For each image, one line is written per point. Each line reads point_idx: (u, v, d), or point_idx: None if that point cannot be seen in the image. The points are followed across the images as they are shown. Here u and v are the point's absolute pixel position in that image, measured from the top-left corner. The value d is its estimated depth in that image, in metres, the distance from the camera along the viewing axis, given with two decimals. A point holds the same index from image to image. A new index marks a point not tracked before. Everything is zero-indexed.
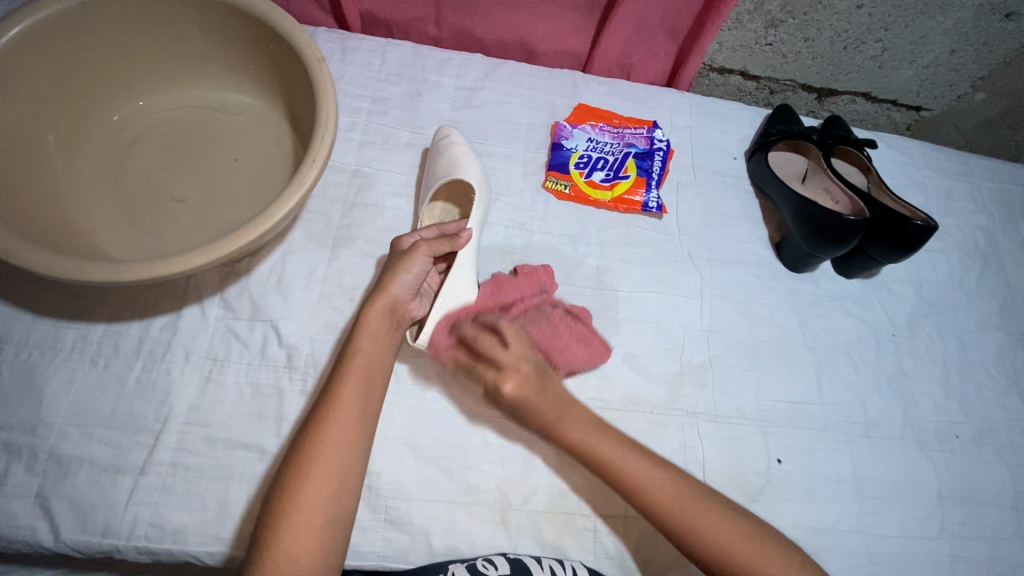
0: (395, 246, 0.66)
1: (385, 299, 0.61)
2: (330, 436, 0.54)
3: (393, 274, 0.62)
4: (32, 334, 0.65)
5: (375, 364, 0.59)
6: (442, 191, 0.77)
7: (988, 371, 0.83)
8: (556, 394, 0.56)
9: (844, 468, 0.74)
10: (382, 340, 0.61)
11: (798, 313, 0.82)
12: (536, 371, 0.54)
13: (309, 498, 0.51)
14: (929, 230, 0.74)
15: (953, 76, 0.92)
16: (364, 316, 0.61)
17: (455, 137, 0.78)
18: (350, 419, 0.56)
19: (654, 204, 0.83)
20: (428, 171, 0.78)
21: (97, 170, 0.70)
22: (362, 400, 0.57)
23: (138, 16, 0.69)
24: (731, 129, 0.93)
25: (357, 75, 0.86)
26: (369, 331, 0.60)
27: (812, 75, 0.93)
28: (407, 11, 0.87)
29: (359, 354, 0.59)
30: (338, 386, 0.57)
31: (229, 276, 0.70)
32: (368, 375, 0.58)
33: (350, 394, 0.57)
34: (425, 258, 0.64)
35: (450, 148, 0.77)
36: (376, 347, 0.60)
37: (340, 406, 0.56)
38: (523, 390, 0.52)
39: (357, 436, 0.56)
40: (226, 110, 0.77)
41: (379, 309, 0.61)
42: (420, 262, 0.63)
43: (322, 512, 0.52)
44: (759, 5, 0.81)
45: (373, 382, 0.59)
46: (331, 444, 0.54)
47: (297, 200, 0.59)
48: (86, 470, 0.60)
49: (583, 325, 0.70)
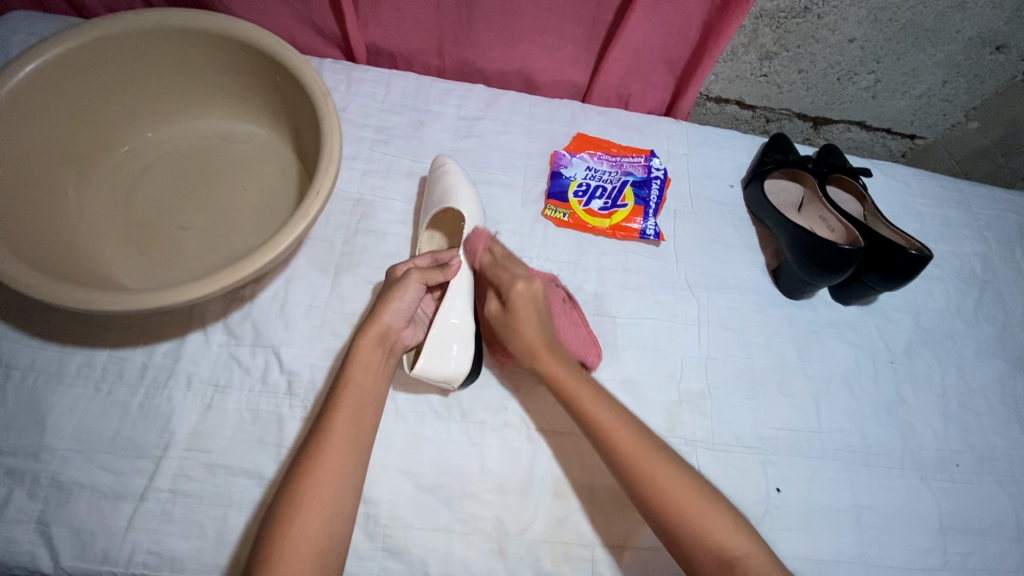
0: (389, 274, 0.67)
1: (377, 327, 0.62)
2: (321, 465, 0.55)
3: (385, 303, 0.63)
4: (38, 359, 0.66)
5: (367, 393, 0.60)
6: (439, 220, 0.78)
7: (988, 400, 0.83)
8: (546, 326, 0.66)
9: (843, 497, 0.73)
10: (374, 369, 0.61)
11: (796, 340, 0.82)
12: (541, 289, 0.66)
13: (301, 525, 0.52)
14: (923, 259, 0.75)
15: (946, 105, 0.94)
16: (356, 345, 0.61)
17: (451, 166, 0.80)
18: (343, 448, 0.56)
19: (651, 232, 0.84)
20: (425, 199, 0.79)
21: (107, 200, 0.72)
22: (354, 427, 0.58)
23: (149, 49, 0.72)
24: (727, 157, 0.95)
25: (362, 106, 0.88)
26: (361, 359, 0.61)
27: (807, 104, 0.95)
28: (411, 43, 0.90)
29: (351, 382, 0.60)
30: (330, 416, 0.58)
31: (233, 303, 0.72)
32: (361, 403, 0.59)
33: (343, 422, 0.57)
34: (418, 285, 0.65)
35: (445, 176, 0.78)
36: (368, 375, 0.61)
37: (332, 435, 0.56)
38: (526, 297, 0.65)
39: (349, 465, 0.56)
40: (234, 140, 0.79)
41: (370, 338, 0.62)
42: (412, 290, 0.64)
43: (313, 542, 0.52)
44: (753, 38, 0.83)
45: (365, 412, 0.59)
46: (323, 474, 0.54)
47: (301, 231, 0.61)
48: (87, 496, 0.61)
49: (578, 311, 0.75)
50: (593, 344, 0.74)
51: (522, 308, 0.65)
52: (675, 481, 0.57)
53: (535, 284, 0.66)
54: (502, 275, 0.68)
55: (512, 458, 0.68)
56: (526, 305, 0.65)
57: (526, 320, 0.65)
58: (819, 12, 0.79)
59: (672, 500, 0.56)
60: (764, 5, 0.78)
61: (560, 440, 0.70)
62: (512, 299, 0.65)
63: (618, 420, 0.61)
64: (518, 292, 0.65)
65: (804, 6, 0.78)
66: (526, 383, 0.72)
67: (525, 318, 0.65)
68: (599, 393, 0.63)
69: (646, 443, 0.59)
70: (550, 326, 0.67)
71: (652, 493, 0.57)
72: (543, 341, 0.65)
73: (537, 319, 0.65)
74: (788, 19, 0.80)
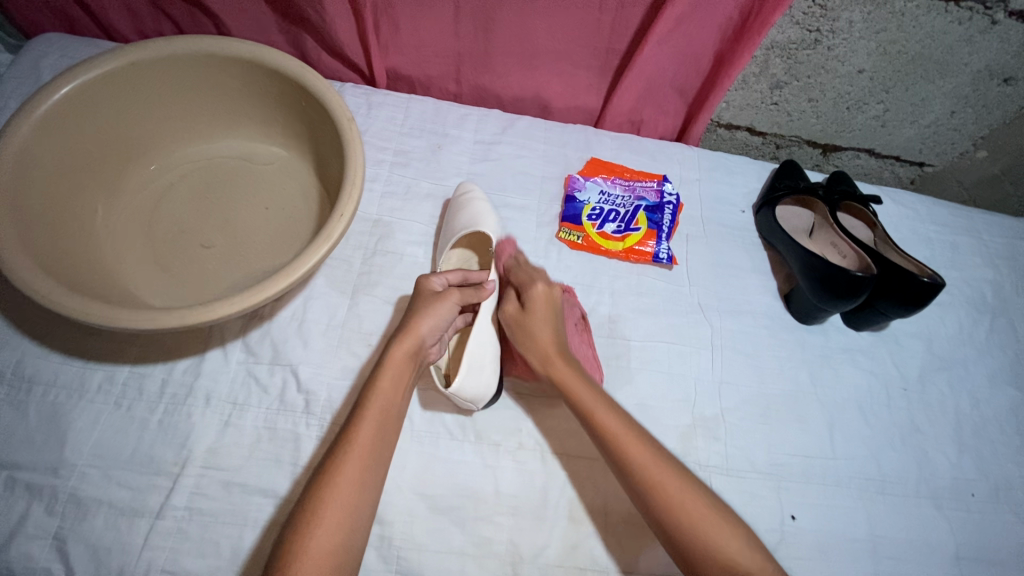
0: (420, 286, 0.68)
1: (411, 341, 0.63)
2: (343, 478, 0.55)
3: (422, 317, 0.64)
4: (60, 375, 0.67)
5: (391, 407, 0.60)
6: (461, 243, 0.80)
7: (1003, 428, 0.82)
8: (558, 330, 0.68)
9: (858, 526, 0.73)
10: (402, 383, 0.62)
11: (808, 366, 0.82)
12: (558, 290, 0.69)
13: (318, 541, 0.52)
14: (936, 287, 0.76)
15: (954, 135, 0.95)
16: (387, 357, 0.62)
17: (476, 192, 0.82)
18: (365, 462, 0.56)
19: (664, 255, 0.85)
20: (448, 221, 0.81)
21: (132, 219, 0.73)
22: (376, 442, 0.58)
23: (176, 72, 0.74)
24: (738, 183, 0.96)
25: (381, 129, 0.90)
26: (392, 371, 0.61)
27: (817, 132, 0.97)
28: (429, 69, 0.92)
29: (379, 395, 0.60)
30: (354, 428, 0.58)
31: (253, 321, 0.73)
32: (385, 419, 0.60)
33: (366, 436, 0.58)
34: (453, 304, 0.66)
35: (473, 201, 0.81)
36: (395, 388, 0.61)
37: (356, 449, 0.57)
38: (543, 298, 0.68)
39: (368, 481, 0.56)
40: (257, 160, 0.81)
41: (404, 349, 0.62)
42: (448, 307, 0.66)
43: (329, 558, 0.51)
44: (764, 69, 0.85)
45: (387, 427, 0.60)
46: (342, 489, 0.54)
47: (325, 251, 0.62)
48: (104, 513, 0.61)
49: (591, 331, 0.76)
50: (597, 361, 0.74)
51: (538, 311, 0.68)
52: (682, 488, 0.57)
53: (554, 288, 0.70)
54: (524, 280, 0.70)
55: (526, 481, 0.68)
56: (544, 306, 0.68)
57: (540, 323, 0.67)
58: (829, 43, 0.80)
59: (675, 502, 0.56)
60: (776, 37, 0.80)
61: (574, 463, 0.70)
62: (530, 298, 0.68)
63: (609, 407, 0.62)
64: (539, 291, 0.68)
65: (814, 38, 0.80)
66: (540, 405, 0.73)
67: (543, 318, 0.68)
68: (615, 410, 0.62)
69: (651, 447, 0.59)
70: (563, 330, 0.68)
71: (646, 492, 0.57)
72: (558, 343, 0.66)
73: (549, 322, 0.67)
74: (798, 50, 0.82)
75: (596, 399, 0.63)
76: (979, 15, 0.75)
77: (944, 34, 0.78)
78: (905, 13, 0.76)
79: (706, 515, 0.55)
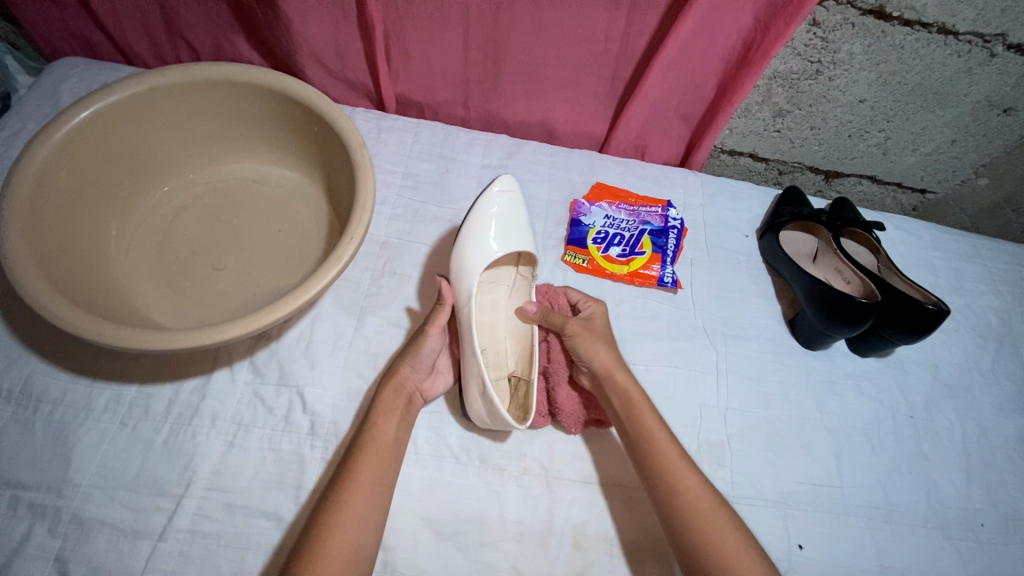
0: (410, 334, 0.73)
1: (395, 381, 0.67)
2: (344, 513, 0.56)
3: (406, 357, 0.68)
4: (67, 394, 0.67)
5: (389, 440, 0.63)
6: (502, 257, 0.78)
7: (1011, 457, 0.82)
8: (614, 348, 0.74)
9: (868, 557, 0.72)
10: (395, 415, 0.65)
11: (814, 393, 0.82)
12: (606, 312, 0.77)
13: None
14: (941, 314, 0.76)
15: (955, 163, 0.96)
16: (379, 397, 0.65)
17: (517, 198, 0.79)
18: (366, 498, 0.58)
19: (669, 279, 0.86)
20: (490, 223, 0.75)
21: (144, 240, 0.75)
22: (377, 478, 0.60)
23: (192, 97, 0.76)
24: (741, 208, 0.97)
25: (390, 153, 0.92)
26: (384, 408, 0.64)
27: (819, 158, 0.98)
28: (438, 95, 0.94)
29: (378, 433, 0.62)
30: (355, 463, 0.60)
31: (260, 341, 0.73)
32: (383, 454, 0.61)
33: (367, 472, 0.59)
34: (436, 336, 0.69)
35: (517, 214, 0.77)
36: (394, 426, 0.64)
37: (356, 484, 0.58)
38: (603, 318, 0.76)
39: (371, 515, 0.58)
40: (269, 183, 0.82)
41: (390, 389, 0.66)
42: (433, 341, 0.69)
43: None
44: (766, 97, 0.87)
45: (386, 459, 0.61)
46: (347, 525, 0.56)
47: (335, 274, 0.63)
48: (107, 534, 0.61)
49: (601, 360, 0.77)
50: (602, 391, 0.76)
51: (599, 327, 0.74)
52: (727, 530, 0.60)
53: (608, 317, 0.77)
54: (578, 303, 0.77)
55: (530, 507, 0.68)
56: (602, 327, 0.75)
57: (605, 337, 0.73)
58: (830, 74, 0.82)
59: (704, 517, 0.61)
60: (778, 67, 0.82)
61: (579, 488, 0.70)
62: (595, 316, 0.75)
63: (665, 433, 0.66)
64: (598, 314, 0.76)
65: (816, 69, 0.82)
66: (544, 429, 0.73)
67: (603, 333, 0.74)
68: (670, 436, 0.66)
69: (709, 492, 0.63)
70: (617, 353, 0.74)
71: (687, 521, 0.61)
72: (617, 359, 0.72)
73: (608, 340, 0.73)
74: (800, 80, 0.84)
75: (654, 425, 0.67)
76: (977, 48, 0.77)
77: (943, 67, 0.80)
78: (905, 46, 0.77)
79: (742, 559, 0.59)
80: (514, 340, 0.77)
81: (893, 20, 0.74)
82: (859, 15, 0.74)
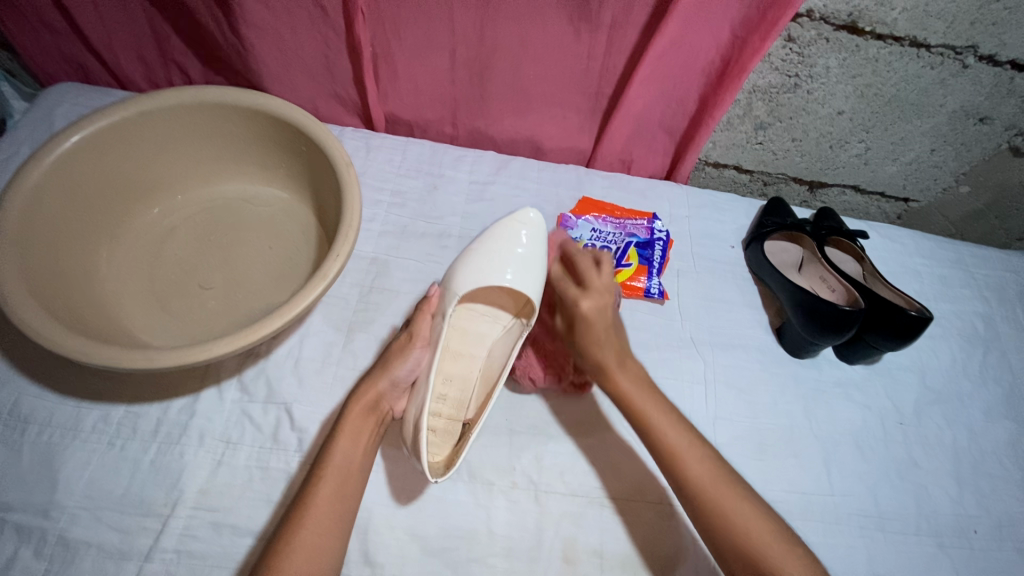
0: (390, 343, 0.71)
1: (369, 395, 0.65)
2: (302, 540, 0.56)
3: (385, 371, 0.67)
4: (55, 415, 0.68)
5: (354, 463, 0.62)
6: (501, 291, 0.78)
7: (1001, 463, 0.82)
8: (614, 339, 0.69)
9: (859, 566, 0.71)
10: (363, 437, 0.64)
11: (803, 401, 0.83)
12: (610, 305, 0.70)
13: None
14: (923, 320, 0.77)
15: (936, 171, 0.98)
16: (347, 413, 0.64)
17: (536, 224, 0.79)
18: (328, 523, 0.57)
19: (655, 290, 0.87)
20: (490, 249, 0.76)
21: (135, 260, 0.76)
22: (339, 502, 0.59)
23: (182, 119, 0.77)
24: (727, 219, 0.98)
25: (379, 170, 0.93)
26: (348, 428, 0.63)
27: (802, 170, 1.00)
28: (427, 113, 0.96)
29: (338, 453, 0.61)
30: (317, 482, 0.59)
31: (249, 358, 0.73)
32: (346, 477, 0.60)
33: (328, 494, 0.59)
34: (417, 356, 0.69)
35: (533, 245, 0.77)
36: (352, 446, 0.62)
37: (318, 508, 0.58)
38: (595, 310, 0.69)
39: (330, 543, 0.57)
40: (259, 203, 0.83)
41: (360, 406, 0.65)
42: (412, 359, 0.68)
43: None
44: (747, 110, 0.89)
45: (351, 484, 0.61)
46: (303, 552, 0.55)
47: (318, 293, 0.64)
48: (93, 556, 0.61)
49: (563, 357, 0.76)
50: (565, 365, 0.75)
51: (588, 323, 0.69)
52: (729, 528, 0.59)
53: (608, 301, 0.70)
54: (571, 288, 0.73)
55: (519, 522, 0.68)
56: (597, 321, 0.69)
57: (596, 336, 0.68)
58: (808, 87, 0.84)
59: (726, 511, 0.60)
60: (756, 81, 0.84)
61: (567, 501, 0.70)
62: (582, 315, 0.69)
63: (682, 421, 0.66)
64: (586, 310, 0.69)
65: (794, 82, 0.84)
66: (532, 442, 0.73)
67: (602, 328, 0.69)
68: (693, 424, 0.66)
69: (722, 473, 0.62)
70: (623, 339, 0.70)
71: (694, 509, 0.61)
72: (615, 356, 0.68)
73: (604, 335, 0.68)
74: (779, 93, 0.86)
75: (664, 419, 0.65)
76: (950, 59, 0.78)
77: (917, 78, 0.81)
78: (879, 59, 0.79)
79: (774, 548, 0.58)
80: (482, 385, 0.74)
81: (866, 34, 0.76)
82: (832, 30, 0.76)
